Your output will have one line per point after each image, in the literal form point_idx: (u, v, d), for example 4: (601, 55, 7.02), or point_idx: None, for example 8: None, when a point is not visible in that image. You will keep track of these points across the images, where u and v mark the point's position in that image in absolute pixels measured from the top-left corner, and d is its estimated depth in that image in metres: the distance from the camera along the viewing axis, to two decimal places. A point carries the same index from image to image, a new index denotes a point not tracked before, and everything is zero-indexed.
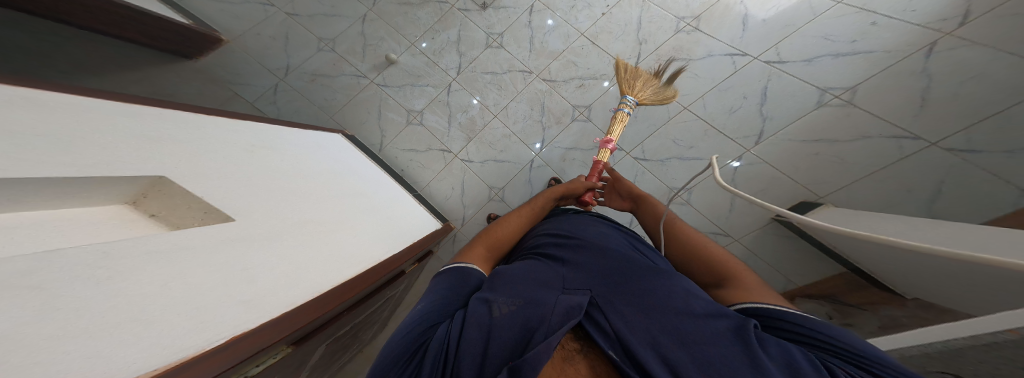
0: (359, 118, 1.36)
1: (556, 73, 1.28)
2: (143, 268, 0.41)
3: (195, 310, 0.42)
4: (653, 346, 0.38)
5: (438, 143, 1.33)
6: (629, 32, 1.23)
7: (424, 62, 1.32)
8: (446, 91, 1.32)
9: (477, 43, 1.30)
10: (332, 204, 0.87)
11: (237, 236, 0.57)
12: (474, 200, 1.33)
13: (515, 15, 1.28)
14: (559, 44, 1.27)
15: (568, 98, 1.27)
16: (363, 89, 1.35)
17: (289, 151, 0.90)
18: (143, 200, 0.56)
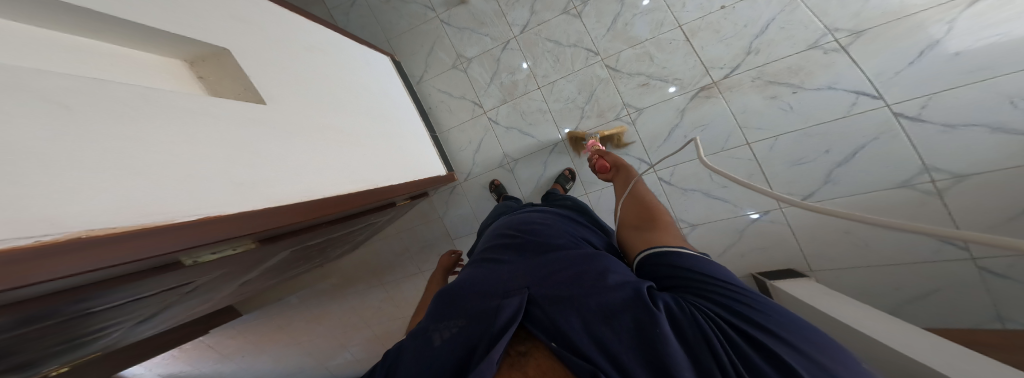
0: (413, 49, 1.34)
1: (623, 63, 1.12)
2: (170, 123, 0.42)
3: (203, 177, 0.43)
4: (580, 327, 0.38)
5: (473, 95, 1.29)
6: (741, 36, 1.02)
7: (493, 11, 1.23)
8: (500, 49, 1.24)
9: (555, 4, 1.17)
10: (351, 113, 0.89)
11: (259, 117, 0.58)
12: (487, 163, 1.31)
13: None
14: (645, 32, 1.10)
15: (623, 94, 1.13)
16: (426, 21, 1.31)
17: (332, 55, 0.94)
18: (200, 63, 0.59)
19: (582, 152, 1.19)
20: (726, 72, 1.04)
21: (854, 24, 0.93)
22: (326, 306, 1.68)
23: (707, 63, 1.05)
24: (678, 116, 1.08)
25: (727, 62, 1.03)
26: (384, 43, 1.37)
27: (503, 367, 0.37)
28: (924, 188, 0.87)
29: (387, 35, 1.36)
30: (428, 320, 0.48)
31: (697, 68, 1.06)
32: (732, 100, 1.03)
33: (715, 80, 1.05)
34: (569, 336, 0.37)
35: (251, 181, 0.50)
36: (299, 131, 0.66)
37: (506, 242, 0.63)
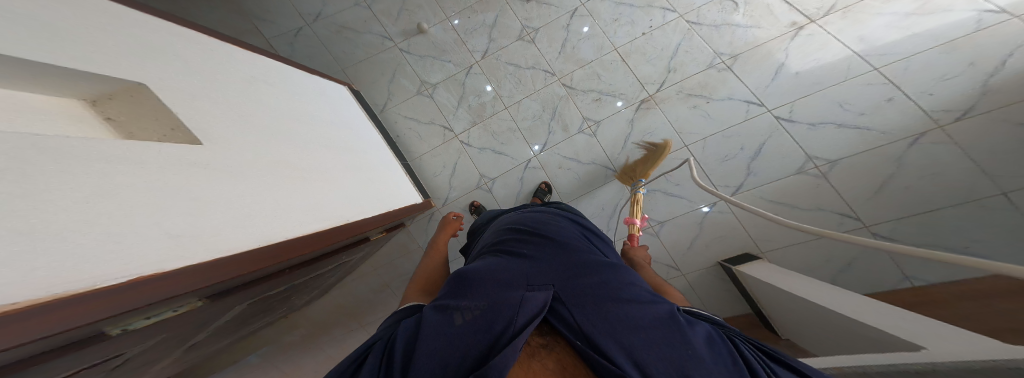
0: (373, 77, 1.32)
1: (577, 82, 1.22)
2: (74, 175, 0.37)
3: (112, 231, 0.38)
4: (606, 329, 0.43)
5: (442, 119, 1.30)
6: (662, 57, 1.17)
7: (453, 39, 1.26)
8: (465, 74, 1.27)
9: (511, 32, 1.24)
10: (313, 148, 0.87)
11: (199, 160, 0.53)
12: (462, 186, 1.32)
13: (556, 15, 1.23)
14: (591, 54, 1.21)
15: (581, 108, 1.21)
16: (384, 50, 1.30)
17: (288, 91, 0.91)
18: (107, 102, 0.52)
19: (554, 165, 1.24)
20: (654, 87, 1.17)
21: (732, 50, 1.13)
22: (297, 361, 1.54)
23: (642, 80, 1.18)
24: (629, 126, 1.19)
25: (654, 80, 1.17)
26: (341, 73, 1.33)
27: (525, 357, 0.42)
28: (813, 172, 1.05)
29: (343, 66, 1.33)
30: (453, 306, 0.50)
31: (635, 83, 1.18)
32: (667, 110, 1.16)
33: (649, 94, 1.17)
34: (598, 335, 0.42)
35: (179, 233, 0.45)
36: (253, 173, 0.63)
37: (523, 241, 0.67)
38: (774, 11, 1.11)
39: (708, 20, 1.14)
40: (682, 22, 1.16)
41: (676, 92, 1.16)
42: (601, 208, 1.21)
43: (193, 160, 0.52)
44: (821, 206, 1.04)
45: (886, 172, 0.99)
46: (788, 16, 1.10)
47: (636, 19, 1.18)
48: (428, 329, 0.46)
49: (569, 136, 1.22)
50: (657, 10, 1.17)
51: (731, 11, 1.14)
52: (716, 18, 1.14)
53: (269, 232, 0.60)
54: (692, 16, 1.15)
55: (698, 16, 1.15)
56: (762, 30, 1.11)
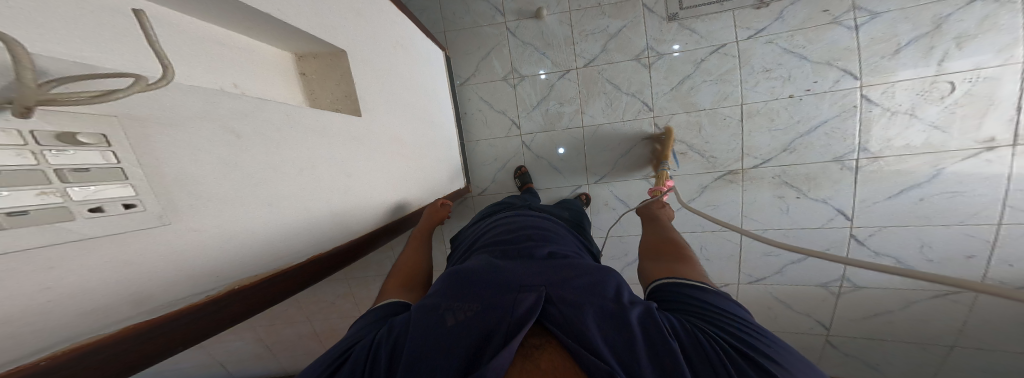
0: (468, 48, 1.19)
1: (672, 126, 1.10)
2: (279, 152, 0.41)
3: (294, 212, 0.43)
4: (594, 326, 0.39)
5: (513, 113, 1.21)
6: (789, 131, 1.03)
7: (566, 35, 1.12)
8: (558, 76, 1.15)
9: (630, 50, 1.08)
10: (404, 116, 0.75)
11: (354, 133, 0.56)
12: (505, 181, 1.27)
13: (697, 46, 1.04)
14: (707, 102, 1.06)
15: (659, 159, 1.13)
16: (492, 24, 1.15)
17: (410, 54, 0.80)
18: (309, 59, 0.54)
19: (601, 200, 1.21)
20: (758, 162, 1.06)
21: (878, 149, 0.99)
22: None
23: (747, 149, 1.06)
24: (699, 191, 1.12)
25: (762, 153, 1.06)
26: (438, 32, 1.20)
27: (517, 360, 0.37)
28: (834, 290, 1.13)
29: (446, 28, 1.19)
30: (437, 297, 0.45)
31: (736, 151, 1.07)
32: (748, 190, 1.09)
33: (743, 167, 1.08)
34: (584, 337, 0.38)
35: (332, 183, 0.50)
36: (371, 142, 0.60)
37: (515, 240, 0.63)
38: (988, 114, 0.92)
39: (896, 101, 0.95)
40: (857, 96, 0.97)
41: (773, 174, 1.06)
42: (624, 254, 1.25)
43: (332, 131, 0.51)
44: (810, 314, 1.17)
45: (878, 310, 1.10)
46: (975, 133, 0.93)
47: (796, 76, 0.99)
48: (406, 322, 0.41)
49: (631, 177, 1.16)
50: (833, 72, 0.96)
51: (933, 99, 0.93)
52: (908, 102, 0.95)
53: (365, 218, 0.58)
54: (872, 91, 0.96)
55: (887, 94, 0.95)
56: (943, 136, 0.94)
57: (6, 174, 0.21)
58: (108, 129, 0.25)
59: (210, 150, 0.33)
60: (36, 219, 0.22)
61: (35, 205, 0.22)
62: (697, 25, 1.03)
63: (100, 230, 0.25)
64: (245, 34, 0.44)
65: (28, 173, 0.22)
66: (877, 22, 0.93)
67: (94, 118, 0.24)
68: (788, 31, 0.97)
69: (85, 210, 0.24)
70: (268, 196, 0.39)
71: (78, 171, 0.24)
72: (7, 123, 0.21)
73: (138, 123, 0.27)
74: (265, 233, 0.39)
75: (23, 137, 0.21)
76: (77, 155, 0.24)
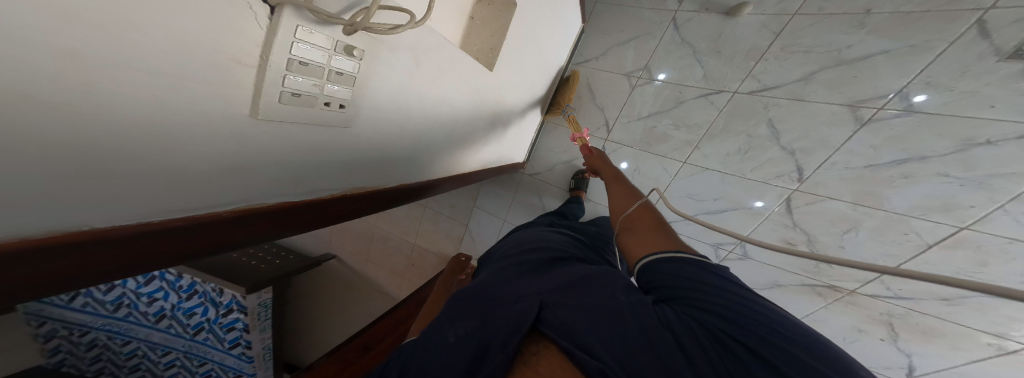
0: (611, 26, 1.05)
1: (812, 210, 0.88)
2: (428, 89, 0.42)
3: (397, 136, 0.44)
4: (585, 333, 0.35)
5: (615, 115, 1.09)
6: (1016, 283, 0.71)
7: (750, 45, 0.88)
8: (697, 93, 0.96)
9: (851, 91, 0.78)
10: (516, 72, 0.68)
11: (474, 84, 0.52)
12: (562, 174, 1.20)
13: (1010, 115, 0.66)
14: (905, 204, 0.78)
15: (759, 232, 0.95)
16: (654, 9, 0.98)
17: (556, 14, 0.71)
18: (485, 3, 0.49)
19: None
20: (888, 294, 0.85)
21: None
22: None
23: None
24: (767, 286, 1.00)
25: (906, 288, 0.83)
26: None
27: (513, 369, 0.33)
28: None
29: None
30: (436, 314, 0.41)
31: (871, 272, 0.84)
32: (833, 311, 0.93)
33: (856, 289, 0.89)
34: (576, 334, 0.35)
35: (434, 121, 0.50)
36: (481, 95, 0.58)
37: (515, 250, 0.59)
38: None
39: None
40: None
41: (888, 311, 0.86)
42: None
43: (468, 80, 0.50)
44: None
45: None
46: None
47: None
48: (412, 344, 0.37)
49: (700, 237, 1.05)
50: None
51: None
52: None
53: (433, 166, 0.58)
54: None
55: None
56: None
57: (310, 67, 0.25)
58: (368, 48, 0.29)
59: (397, 71, 0.35)
60: (302, 101, 0.26)
61: (307, 91, 0.26)
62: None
63: (320, 119, 0.29)
64: None
65: (318, 68, 0.26)
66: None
67: (365, 38, 0.28)
68: None
69: (323, 103, 0.28)
70: (397, 119, 0.41)
71: (338, 74, 0.28)
72: (332, 33, 0.25)
73: (383, 45, 0.31)
74: (366, 149, 0.40)
75: (332, 43, 0.26)
76: (344, 62, 0.28)
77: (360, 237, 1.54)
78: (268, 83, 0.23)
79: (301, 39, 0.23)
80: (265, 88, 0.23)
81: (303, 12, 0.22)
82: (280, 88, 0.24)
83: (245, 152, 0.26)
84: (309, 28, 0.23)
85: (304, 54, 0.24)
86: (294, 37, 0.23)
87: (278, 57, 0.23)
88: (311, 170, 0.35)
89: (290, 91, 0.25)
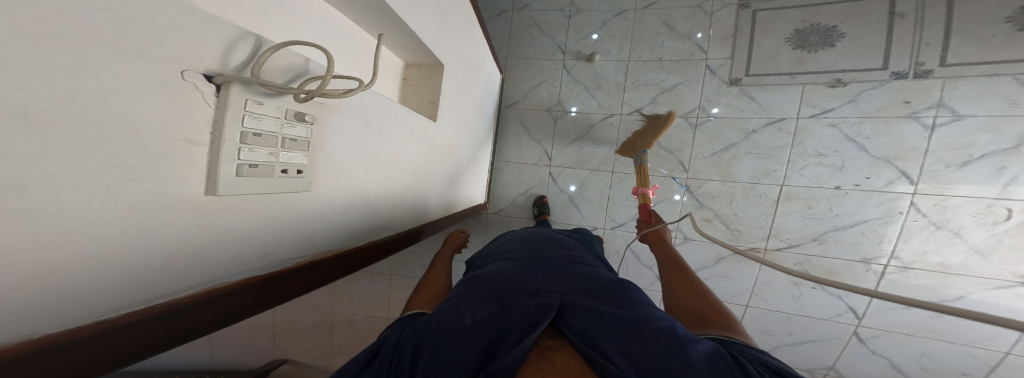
0: (523, 76, 1.25)
1: (703, 192, 1.09)
2: (381, 141, 0.47)
3: (363, 189, 0.46)
4: (608, 337, 0.40)
5: (548, 144, 1.25)
6: (827, 220, 1.01)
7: (620, 80, 1.16)
8: (601, 117, 1.18)
9: (682, 107, 1.10)
10: (459, 123, 0.79)
11: (423, 134, 0.59)
12: (522, 206, 1.29)
13: (752, 115, 1.05)
14: (746, 175, 1.06)
15: (686, 219, 1.12)
16: (550, 59, 1.22)
17: (478, 73, 0.86)
18: (413, 68, 0.59)
19: (613, 246, 1.22)
20: (783, 245, 1.04)
21: (909, 259, 0.98)
22: None
23: (775, 230, 1.05)
24: (714, 260, 1.14)
25: (790, 238, 1.04)
26: (500, 57, 1.27)
27: (530, 356, 0.38)
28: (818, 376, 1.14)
29: (509, 54, 1.26)
30: (454, 299, 0.45)
31: (764, 229, 1.06)
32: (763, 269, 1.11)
33: (767, 247, 1.06)
34: (597, 342, 0.39)
35: (395, 172, 0.54)
36: (432, 144, 0.65)
37: (531, 251, 0.65)
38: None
39: (945, 216, 0.94)
40: (908, 201, 0.95)
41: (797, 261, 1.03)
42: None
43: (415, 131, 0.56)
44: None
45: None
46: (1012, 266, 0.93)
47: (849, 166, 0.98)
48: (430, 317, 0.41)
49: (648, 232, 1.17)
50: (892, 170, 0.96)
51: (987, 223, 0.92)
52: (960, 221, 0.93)
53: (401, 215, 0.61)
54: (928, 201, 0.94)
55: (940, 206, 0.94)
56: (984, 262, 0.94)
57: (263, 137, 0.28)
58: (315, 113, 0.33)
59: (351, 133, 0.39)
60: (260, 172, 0.28)
61: (264, 162, 0.28)
62: (759, 94, 1.04)
63: (279, 187, 0.31)
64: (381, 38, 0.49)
65: (271, 136, 0.28)
66: (961, 124, 0.91)
67: (310, 105, 0.32)
68: (857, 116, 0.98)
69: (280, 171, 0.30)
70: (358, 179, 0.44)
71: (291, 140, 0.31)
72: (281, 103, 0.29)
73: (330, 110, 0.35)
74: (332, 210, 0.41)
75: (283, 113, 0.29)
76: (295, 129, 0.31)
77: (319, 329, 1.28)
78: (225, 159, 0.25)
79: (251, 111, 0.26)
80: (221, 165, 0.25)
81: (252, 86, 0.26)
82: (236, 162, 0.26)
83: (207, 229, 0.27)
84: (258, 100, 0.27)
85: (257, 125, 0.27)
86: (246, 109, 0.26)
87: (233, 132, 0.25)
88: (285, 237, 0.36)
89: (246, 164, 0.27)
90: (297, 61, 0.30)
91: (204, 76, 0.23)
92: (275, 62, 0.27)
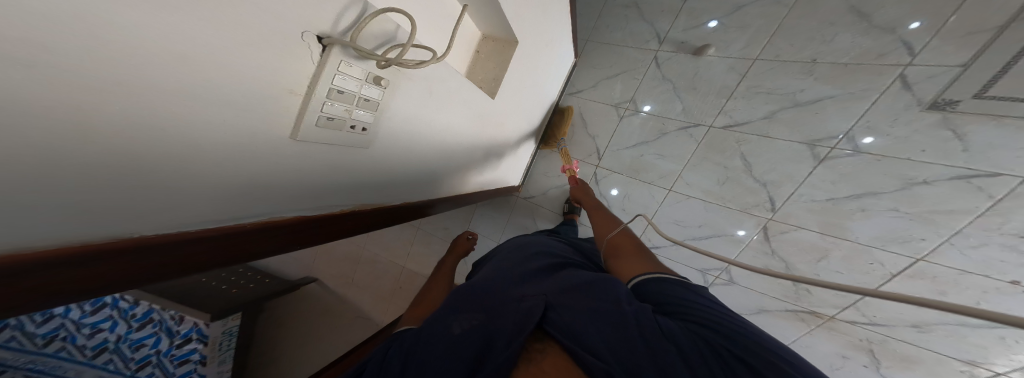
0: (599, 62, 1.14)
1: (787, 239, 0.91)
2: (442, 111, 0.44)
3: (411, 151, 0.45)
4: (590, 332, 0.38)
5: (604, 142, 1.14)
6: (954, 313, 0.78)
7: (720, 86, 0.97)
8: (677, 126, 1.03)
9: (815, 131, 0.86)
10: (516, 101, 0.72)
11: (479, 112, 0.56)
12: (554, 198, 1.23)
13: (942, 159, 0.74)
14: (868, 234, 0.83)
15: (738, 257, 0.98)
16: (639, 48, 1.07)
17: (553, 51, 0.78)
18: (489, 42, 0.53)
19: None
20: (862, 320, 0.88)
21: None
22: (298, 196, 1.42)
23: (863, 303, 0.86)
24: (756, 311, 1.01)
25: (881, 317, 0.85)
26: (581, 38, 1.17)
27: (519, 363, 0.36)
28: None
29: (591, 37, 1.15)
30: (441, 306, 0.43)
31: (847, 299, 0.87)
32: (817, 338, 0.94)
33: (835, 315, 0.90)
34: (579, 336, 0.38)
35: (444, 141, 0.52)
36: (484, 121, 0.61)
37: (514, 254, 0.62)
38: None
39: None
40: None
41: (868, 338, 0.88)
42: None
43: (474, 107, 0.53)
44: None
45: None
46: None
47: None
48: (417, 331, 0.40)
49: (688, 262, 1.07)
50: None
51: None
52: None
53: (424, 179, 0.58)
54: None
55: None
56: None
57: (345, 95, 0.27)
58: (394, 79, 0.31)
59: (416, 100, 0.37)
60: (333, 125, 0.28)
61: (338, 116, 0.28)
62: (975, 130, 0.71)
63: (344, 141, 0.31)
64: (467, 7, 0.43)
65: (351, 96, 0.28)
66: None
67: (392, 73, 0.30)
68: None
69: (350, 127, 0.30)
70: (409, 141, 0.42)
71: (366, 101, 0.30)
72: (368, 69, 0.28)
73: (405, 77, 0.32)
74: (376, 166, 0.41)
75: (366, 76, 0.28)
76: (373, 91, 0.30)
77: (347, 259, 1.47)
78: (312, 109, 0.26)
79: (341, 72, 0.25)
80: (307, 113, 0.26)
81: (350, 49, 0.25)
82: (316, 113, 0.26)
83: (271, 169, 0.28)
84: (350, 63, 0.26)
85: (344, 84, 0.26)
86: (337, 70, 0.25)
87: (322, 87, 0.25)
88: (323, 184, 0.36)
89: (324, 115, 0.27)
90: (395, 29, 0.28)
91: (316, 36, 0.23)
92: (376, 27, 0.26)
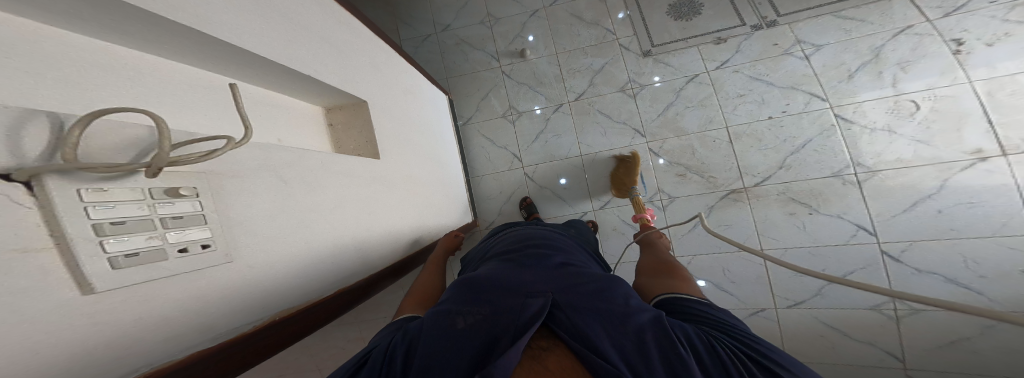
0: (467, 90, 1.28)
1: (668, 149, 1.11)
2: (318, 191, 0.45)
3: (302, 244, 0.40)
4: (607, 331, 0.32)
5: (515, 147, 1.24)
6: (778, 149, 1.04)
7: (554, 72, 1.21)
8: (552, 110, 1.20)
9: (615, 82, 1.16)
10: (411, 153, 0.79)
11: (377, 174, 0.61)
12: (509, 212, 1.24)
13: (673, 76, 1.12)
14: (694, 126, 1.10)
15: (661, 182, 1.11)
16: (488, 68, 1.26)
17: (419, 96, 0.91)
18: (336, 110, 0.61)
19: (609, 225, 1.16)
20: (757, 180, 1.04)
21: (872, 163, 0.98)
22: None
23: (745, 168, 1.06)
24: (707, 211, 1.08)
25: (761, 172, 1.04)
26: (441, 79, 1.30)
27: (524, 360, 0.30)
28: (889, 314, 0.94)
29: (448, 74, 1.29)
30: (445, 302, 0.37)
31: (734, 170, 1.06)
32: (757, 208, 1.04)
33: (745, 185, 1.06)
34: (593, 335, 0.31)
35: (347, 221, 0.50)
36: (389, 180, 0.65)
37: (523, 244, 0.55)
38: (964, 128, 0.92)
39: (869, 119, 0.98)
40: (832, 115, 1.01)
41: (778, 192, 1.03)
42: None
43: (356, 173, 0.54)
44: (873, 343, 0.95)
45: (954, 336, 0.89)
46: (961, 144, 0.92)
47: (769, 99, 1.05)
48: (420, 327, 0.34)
49: None
50: (801, 94, 1.03)
51: (905, 115, 0.96)
52: (882, 119, 0.98)
53: (380, 254, 0.59)
54: (846, 110, 1.00)
55: (859, 112, 0.99)
56: (933, 149, 0.93)
57: (129, 222, 0.23)
58: (200, 184, 0.29)
59: (264, 195, 0.36)
60: (138, 260, 0.23)
61: (142, 247, 0.24)
62: (670, 59, 1.13)
63: (180, 269, 0.26)
64: (284, 93, 0.51)
65: (141, 222, 0.24)
66: (823, 51, 1.04)
67: (190, 175, 0.28)
68: (748, 61, 1.08)
69: (176, 250, 0.26)
70: (302, 234, 0.41)
71: (175, 218, 0.26)
72: (134, 184, 0.24)
73: (222, 176, 0.31)
74: (269, 274, 0.35)
75: (143, 193, 0.24)
76: (176, 205, 0.26)
77: None
78: (83, 256, 0.20)
79: (95, 201, 0.21)
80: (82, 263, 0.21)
81: (76, 174, 0.20)
82: (106, 255, 0.21)
83: (119, 324, 0.23)
84: (101, 187, 0.22)
85: (108, 214, 0.22)
86: (84, 202, 0.21)
87: (79, 226, 0.20)
88: (230, 309, 0.31)
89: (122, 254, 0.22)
90: (137, 133, 0.25)
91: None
92: (96, 137, 0.23)
